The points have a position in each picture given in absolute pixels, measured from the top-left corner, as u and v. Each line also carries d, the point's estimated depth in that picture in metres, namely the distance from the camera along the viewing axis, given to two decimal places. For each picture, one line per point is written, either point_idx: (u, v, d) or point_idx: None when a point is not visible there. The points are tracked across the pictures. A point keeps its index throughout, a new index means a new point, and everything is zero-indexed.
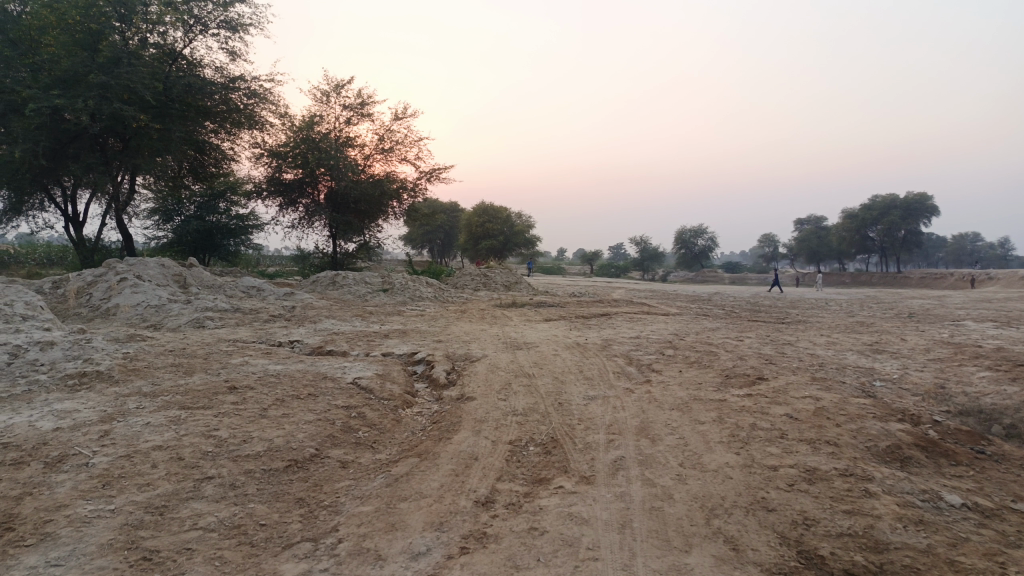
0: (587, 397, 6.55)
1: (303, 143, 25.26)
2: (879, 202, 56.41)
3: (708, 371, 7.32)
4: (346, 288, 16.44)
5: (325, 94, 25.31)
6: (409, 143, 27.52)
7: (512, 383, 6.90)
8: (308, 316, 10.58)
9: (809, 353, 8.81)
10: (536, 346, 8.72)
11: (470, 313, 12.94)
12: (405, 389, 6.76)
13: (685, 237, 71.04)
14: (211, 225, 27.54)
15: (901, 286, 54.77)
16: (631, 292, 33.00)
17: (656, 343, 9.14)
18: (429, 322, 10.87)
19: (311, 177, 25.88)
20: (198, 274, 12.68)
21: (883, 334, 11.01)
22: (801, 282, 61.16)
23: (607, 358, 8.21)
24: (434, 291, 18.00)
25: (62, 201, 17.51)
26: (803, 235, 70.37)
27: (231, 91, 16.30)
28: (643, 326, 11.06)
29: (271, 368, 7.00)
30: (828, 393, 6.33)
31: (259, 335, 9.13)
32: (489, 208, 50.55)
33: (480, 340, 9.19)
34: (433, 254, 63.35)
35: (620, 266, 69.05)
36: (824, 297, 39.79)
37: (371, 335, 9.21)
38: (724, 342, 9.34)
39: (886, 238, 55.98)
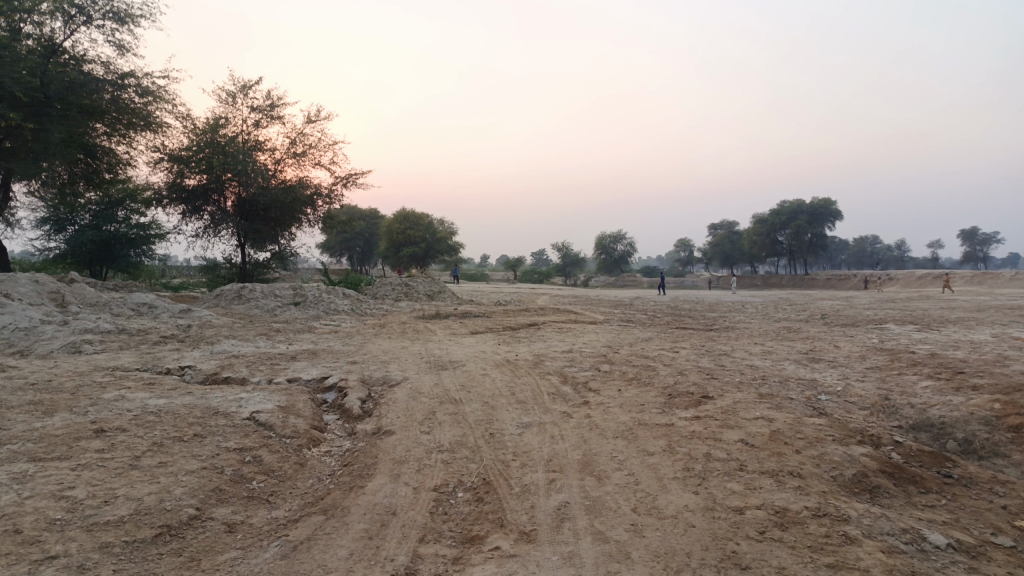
0: (520, 424, 5.84)
1: (207, 146, 23.68)
2: (787, 207, 58.41)
3: (650, 390, 6.73)
4: (254, 303, 15.21)
5: (231, 95, 23.80)
6: (322, 147, 26.24)
7: (436, 412, 6.12)
8: (205, 337, 9.48)
9: (748, 365, 8.38)
10: (461, 365, 7.97)
11: (389, 327, 12.04)
12: (313, 423, 5.89)
13: (606, 243, 71.74)
14: (108, 235, 25.54)
15: (809, 288, 56.87)
16: (554, 299, 32.64)
17: (591, 357, 8.54)
18: (342, 339, 9.92)
19: (217, 183, 24.31)
20: (80, 290, 11.31)
21: (815, 341, 10.79)
22: (716, 285, 62.67)
23: (540, 377, 7.53)
24: (351, 303, 16.94)
25: None
26: (718, 240, 72.21)
27: (121, 89, 14.83)
28: (574, 338, 10.46)
29: (152, 404, 6.00)
30: (781, 413, 5.83)
31: (145, 361, 8.01)
32: (410, 215, 49.46)
33: (400, 360, 8.36)
34: (353, 263, 61.58)
35: (542, 272, 69.05)
36: (741, 300, 40.60)
37: (276, 358, 8.24)
38: (661, 355, 8.82)
39: (795, 242, 58.01)
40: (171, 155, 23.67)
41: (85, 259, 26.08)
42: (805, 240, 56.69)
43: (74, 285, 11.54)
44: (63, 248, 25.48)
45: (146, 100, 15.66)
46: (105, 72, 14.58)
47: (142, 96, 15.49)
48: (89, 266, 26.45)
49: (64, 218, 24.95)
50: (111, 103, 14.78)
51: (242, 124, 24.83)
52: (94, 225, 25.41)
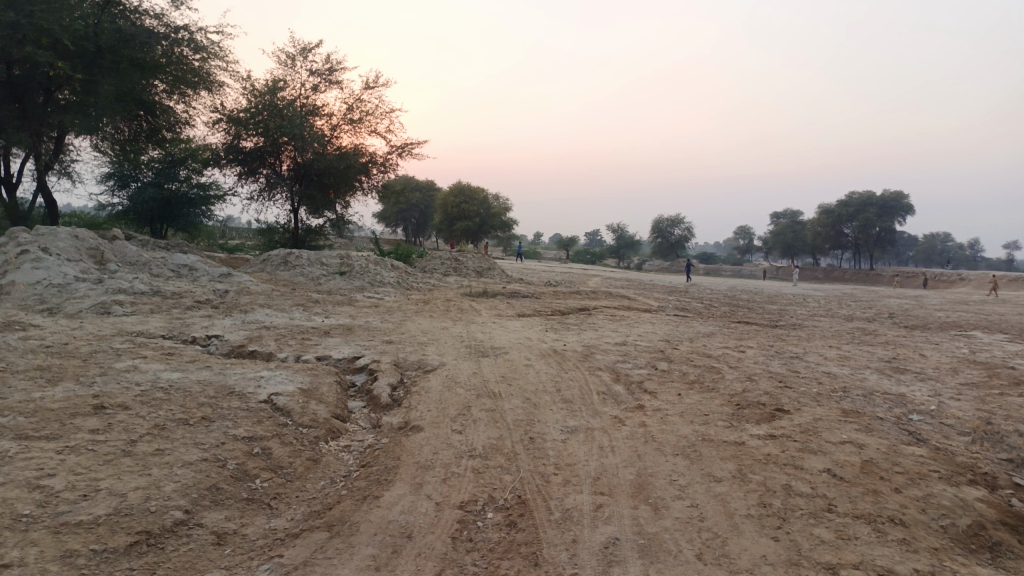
0: (565, 429, 5.13)
1: (265, 109, 23.44)
2: (856, 198, 55.85)
3: (714, 397, 5.93)
4: (299, 271, 14.80)
5: (290, 57, 23.45)
6: (379, 114, 25.73)
7: (471, 407, 5.46)
8: (239, 304, 9.01)
9: (824, 372, 7.47)
10: (504, 353, 7.28)
11: (432, 304, 11.42)
12: (334, 411, 5.30)
13: (663, 226, 70.14)
14: (169, 193, 25.70)
15: (874, 284, 54.42)
16: (606, 281, 31.70)
17: (646, 353, 7.75)
18: (381, 315, 9.34)
19: (273, 146, 24.07)
20: (121, 248, 10.99)
21: (897, 348, 9.74)
22: (776, 276, 60.62)
23: (589, 372, 6.79)
24: (397, 275, 16.43)
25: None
26: (779, 229, 69.76)
27: (174, 43, 14.50)
28: (628, 328, 9.66)
29: (165, 378, 5.49)
30: (873, 437, 4.97)
31: (172, 328, 7.55)
32: (466, 188, 48.95)
33: (439, 342, 7.72)
34: (408, 233, 61.61)
35: (596, 253, 67.96)
36: (801, 293, 38.91)
37: (308, 332, 7.70)
38: (725, 354, 7.97)
39: (861, 236, 55.47)
40: (229, 115, 23.48)
41: (146, 216, 26.29)
42: (873, 233, 54.10)
43: (116, 242, 11.23)
44: (126, 203, 25.71)
45: (198, 55, 15.32)
46: (160, 25, 14.23)
47: (195, 52, 15.16)
48: (149, 223, 26.70)
49: (127, 174, 25.11)
50: (164, 58, 14.46)
51: (300, 88, 24.48)
52: (155, 182, 25.51)
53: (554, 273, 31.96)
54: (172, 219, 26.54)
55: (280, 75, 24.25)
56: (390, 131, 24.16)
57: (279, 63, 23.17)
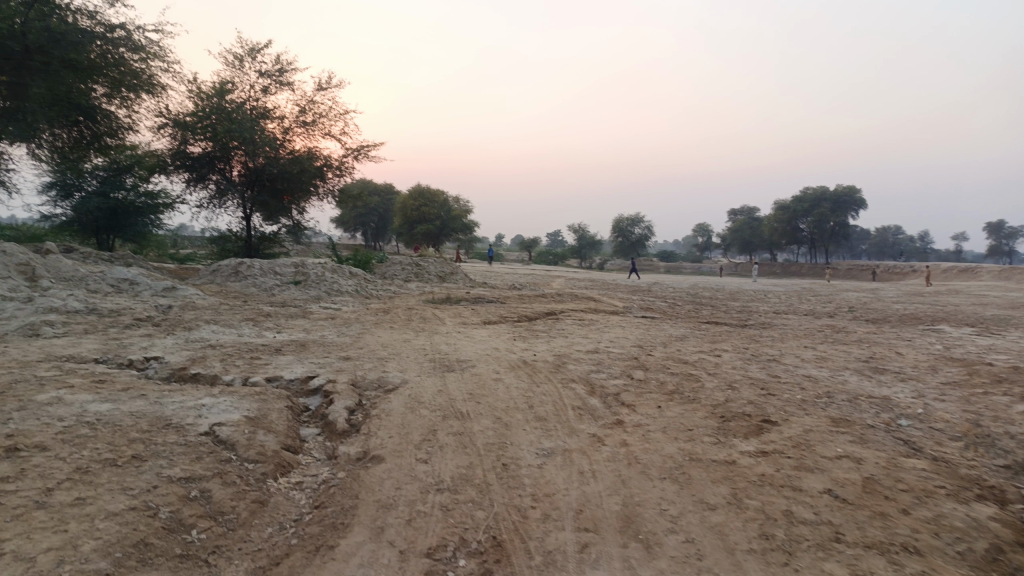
0: (541, 453, 4.70)
1: (213, 113, 22.61)
2: (810, 194, 56.74)
3: (697, 410, 5.56)
4: (251, 282, 14.11)
5: (239, 59, 22.64)
6: (334, 117, 25.03)
7: (438, 432, 5.00)
8: (183, 321, 8.38)
9: (804, 376, 7.17)
10: (470, 367, 6.82)
11: (392, 314, 10.90)
12: (285, 442, 4.78)
13: (622, 225, 70.37)
14: (116, 203, 24.65)
15: (830, 278, 55.30)
16: (569, 282, 31.42)
17: (620, 361, 7.36)
18: (337, 328, 8.80)
19: (223, 152, 23.22)
20: (54, 263, 10.23)
21: (871, 347, 9.52)
22: (735, 273, 61.26)
23: (562, 385, 6.37)
24: (356, 282, 15.84)
25: None
26: (737, 226, 70.56)
27: (111, 43, 13.74)
28: (598, 334, 9.28)
29: (93, 411, 4.90)
30: (870, 450, 4.64)
31: (106, 351, 6.91)
32: (425, 191, 48.36)
33: (400, 357, 7.23)
34: (367, 238, 60.70)
35: (558, 253, 67.83)
36: (761, 288, 39.20)
37: (258, 351, 7.14)
38: (701, 360, 7.64)
39: (816, 231, 56.35)
40: (175, 120, 22.57)
41: (92, 227, 25.19)
42: (828, 228, 55.01)
43: (49, 257, 10.46)
44: (69, 214, 24.59)
45: (136, 56, 14.57)
46: (94, 24, 13.48)
47: (134, 53, 14.42)
48: (95, 233, 25.59)
49: (70, 184, 23.99)
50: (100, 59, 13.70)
51: (250, 90, 23.68)
52: (100, 192, 24.44)
53: (516, 275, 31.56)
54: (120, 228, 25.50)
55: (228, 77, 23.41)
56: (345, 134, 23.50)
57: (228, 64, 22.36)
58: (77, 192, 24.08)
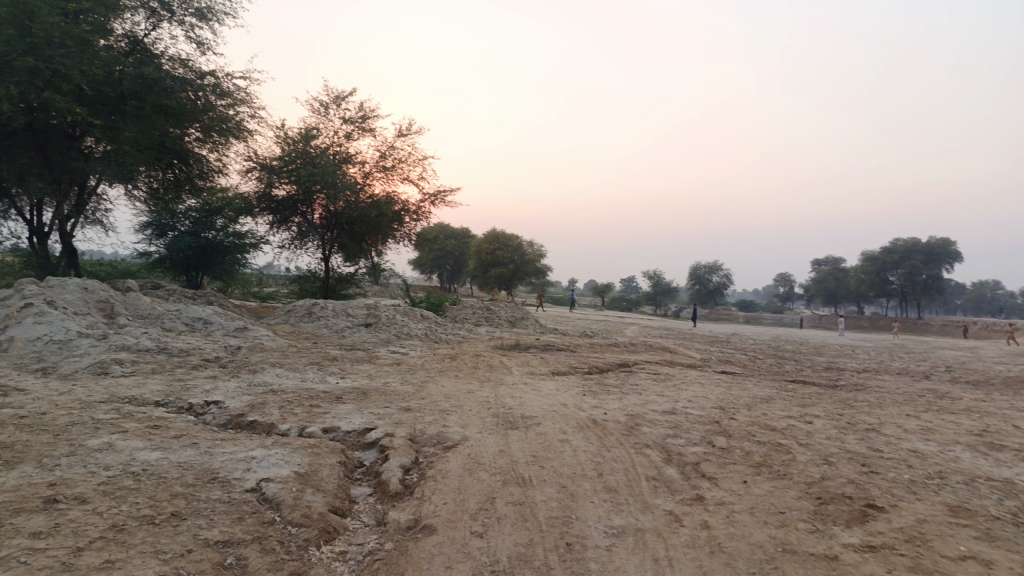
0: (610, 533, 4.20)
1: (298, 157, 23.32)
2: (900, 245, 54.08)
3: (789, 488, 4.93)
4: (322, 323, 14.13)
5: (324, 106, 23.37)
6: (412, 162, 25.39)
7: (497, 500, 4.57)
8: (248, 364, 8.29)
9: (910, 451, 6.39)
10: (536, 425, 6.37)
11: (459, 361, 10.59)
12: (333, 503, 4.45)
13: (700, 273, 68.75)
14: (205, 243, 25.63)
15: (924, 333, 52.12)
16: (644, 331, 30.58)
17: (699, 425, 6.75)
18: (401, 376, 8.52)
19: (305, 195, 23.84)
20: (133, 300, 10.44)
21: (983, 417, 8.54)
22: (820, 325, 58.61)
23: (634, 451, 5.84)
24: (426, 326, 15.67)
25: (28, 211, 15.55)
26: (821, 276, 67.86)
27: (200, 89, 14.31)
28: (675, 392, 8.66)
29: (141, 460, 4.70)
30: (1000, 549, 3.94)
31: (169, 393, 6.83)
32: (501, 235, 48.63)
33: (464, 410, 6.86)
34: (442, 280, 61.32)
35: (633, 300, 66.73)
36: (849, 343, 37.19)
37: (318, 398, 6.92)
38: (791, 427, 6.95)
39: (907, 283, 53.44)
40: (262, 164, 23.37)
41: (183, 264, 26.20)
42: (920, 280, 52.16)
43: (129, 294, 10.69)
44: (163, 252, 25.67)
45: (223, 101, 15.18)
46: (185, 71, 14.12)
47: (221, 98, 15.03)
48: (185, 271, 26.63)
49: (165, 224, 25.07)
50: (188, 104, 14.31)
51: (333, 136, 24.35)
52: (192, 231, 25.45)
53: (589, 322, 30.97)
54: (207, 266, 26.45)
55: (313, 123, 24.17)
56: (423, 179, 23.76)
57: (313, 111, 23.07)
58: (170, 231, 25.17)
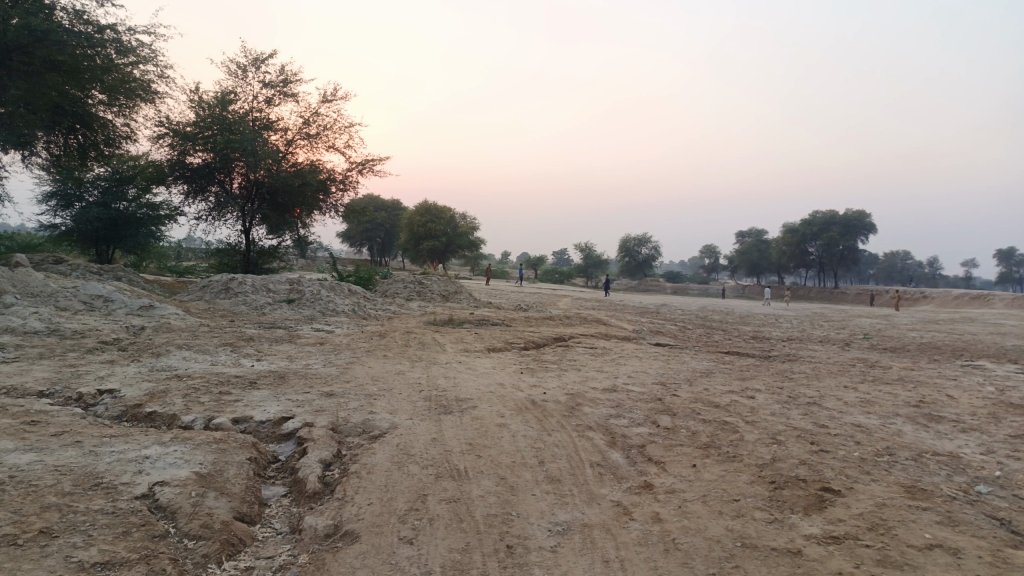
0: (555, 531, 3.79)
1: (214, 123, 21.94)
2: (819, 217, 55.81)
3: (741, 473, 4.64)
4: (241, 299, 13.25)
5: (242, 68, 22.00)
6: (338, 130, 24.26)
7: (428, 498, 4.09)
8: (152, 346, 7.50)
9: (855, 426, 6.23)
10: (471, 409, 5.90)
11: (388, 339, 10.00)
12: (239, 509, 3.89)
13: (630, 245, 69.48)
14: (116, 214, 24.00)
15: (841, 302, 54.15)
16: (576, 303, 30.47)
17: (642, 403, 6.42)
18: (325, 356, 7.90)
19: (223, 163, 22.50)
20: (22, 276, 9.40)
21: (917, 387, 8.55)
22: (744, 296, 60.21)
23: (576, 434, 5.45)
24: (353, 301, 14.96)
25: None
26: (746, 248, 69.57)
27: (97, 44, 13.06)
28: (614, 368, 8.32)
29: (8, 464, 4.00)
30: (964, 535, 3.72)
31: (55, 382, 6.03)
32: (432, 207, 47.73)
33: (392, 393, 6.32)
34: (372, 253, 60.01)
35: (565, 272, 66.98)
36: (773, 312, 38.15)
37: (231, 384, 6.26)
38: (735, 403, 6.72)
39: (825, 254, 55.22)
40: (176, 130, 21.89)
41: (92, 237, 24.47)
42: (838, 252, 54.04)
43: (17, 270, 9.62)
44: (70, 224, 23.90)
45: (125, 58, 13.97)
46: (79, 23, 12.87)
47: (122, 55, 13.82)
48: (93, 244, 24.91)
49: (70, 194, 23.32)
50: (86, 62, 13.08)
51: (252, 101, 22.99)
52: (101, 202, 23.75)
53: (521, 295, 30.63)
54: (119, 239, 24.83)
55: (230, 86, 22.75)
56: (350, 147, 22.75)
57: (230, 74, 21.69)
58: (77, 202, 23.45)
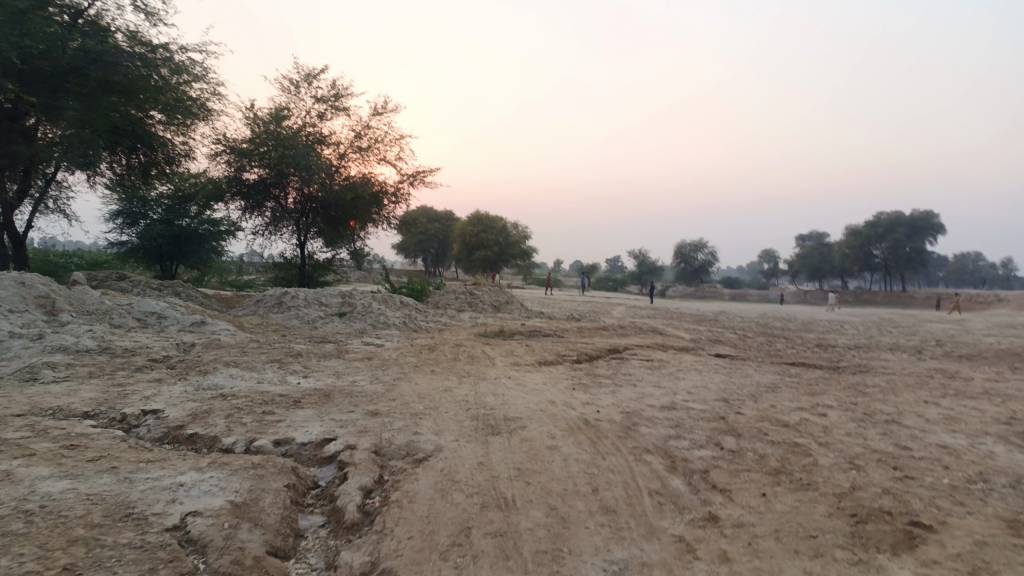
0: (611, 571, 3.45)
1: (269, 139, 22.30)
2: (884, 218, 53.68)
3: (816, 505, 4.21)
4: (293, 313, 13.26)
5: (295, 84, 22.30)
6: (389, 142, 24.37)
7: (472, 532, 3.79)
8: (200, 364, 7.44)
9: (941, 447, 5.69)
10: (520, 429, 5.60)
11: (437, 353, 9.79)
12: (273, 543, 3.67)
13: (685, 251, 68.22)
14: (178, 230, 24.64)
15: (909, 306, 51.91)
16: (631, 311, 29.90)
17: (703, 422, 6.01)
18: (372, 373, 7.71)
19: (278, 178, 22.83)
20: (79, 295, 9.53)
21: (1006, 402, 7.86)
22: (806, 301, 58.33)
23: (633, 458, 5.08)
24: (405, 314, 14.86)
25: None
26: (806, 252, 67.53)
27: (151, 64, 13.35)
28: (672, 382, 7.90)
29: (41, 492, 3.87)
30: None
31: (101, 403, 5.97)
32: (484, 217, 47.75)
33: (439, 412, 6.07)
34: (426, 264, 60.44)
35: (619, 280, 66.16)
36: (837, 318, 36.71)
37: (275, 403, 6.10)
38: (805, 422, 6.23)
39: (891, 257, 53.03)
40: (232, 147, 22.35)
41: (156, 254, 25.18)
42: (904, 254, 51.91)
43: (73, 288, 9.77)
44: (135, 241, 24.63)
45: (179, 77, 14.25)
46: (132, 43, 13.16)
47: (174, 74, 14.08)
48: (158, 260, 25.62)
49: (135, 212, 24.05)
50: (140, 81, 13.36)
51: (305, 116, 23.29)
52: (164, 219, 24.41)
53: (574, 303, 30.24)
54: (182, 255, 25.47)
55: (284, 103, 23.09)
56: (401, 159, 22.82)
57: (283, 90, 22.02)
58: (142, 220, 24.16)
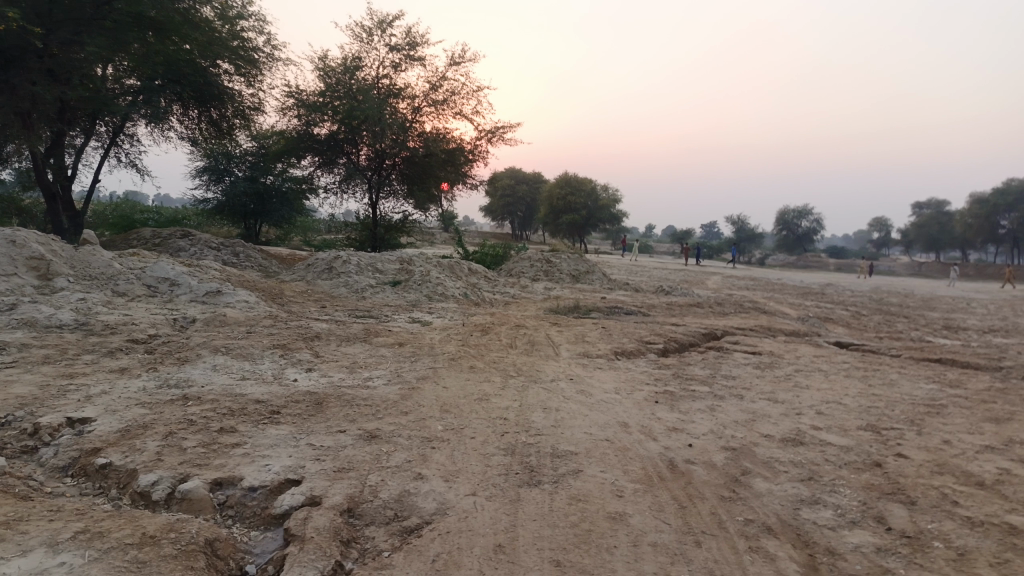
0: None
1: (343, 92, 20.91)
2: (1015, 186, 47.81)
3: None
4: (342, 281, 11.80)
5: (367, 32, 20.70)
6: (466, 94, 22.52)
7: None
8: (185, 348, 5.97)
9: None
10: (571, 477, 3.79)
11: (491, 337, 8.06)
12: None
13: (787, 218, 63.70)
14: (263, 189, 24.09)
15: None
16: (726, 282, 27.25)
17: (850, 477, 4.01)
18: (398, 365, 6.07)
19: (350, 133, 21.48)
20: (85, 256, 8.32)
21: None
22: (923, 275, 53.22)
23: (744, 546, 3.19)
24: (470, 284, 13.19)
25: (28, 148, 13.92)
26: (923, 220, 61.59)
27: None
28: (793, 395, 5.85)
29: None
30: None
31: (23, 403, 4.54)
32: (573, 180, 45.59)
33: (461, 439, 4.32)
34: (514, 226, 58.83)
35: (715, 247, 62.61)
36: (963, 295, 32.65)
37: (244, 413, 4.51)
38: (1008, 479, 4.11)
39: (1020, 227, 47.21)
40: (303, 100, 21.16)
41: (235, 213, 24.65)
42: None
43: (84, 248, 8.58)
44: (217, 199, 24.19)
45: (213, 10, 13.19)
46: None
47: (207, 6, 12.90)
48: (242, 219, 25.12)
49: (221, 169, 23.66)
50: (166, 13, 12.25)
51: (379, 66, 21.71)
52: (249, 176, 23.88)
53: (662, 273, 27.87)
54: (264, 214, 24.85)
55: (357, 53, 21.56)
56: (478, 113, 21.01)
57: (355, 38, 20.52)
58: (225, 177, 23.70)
